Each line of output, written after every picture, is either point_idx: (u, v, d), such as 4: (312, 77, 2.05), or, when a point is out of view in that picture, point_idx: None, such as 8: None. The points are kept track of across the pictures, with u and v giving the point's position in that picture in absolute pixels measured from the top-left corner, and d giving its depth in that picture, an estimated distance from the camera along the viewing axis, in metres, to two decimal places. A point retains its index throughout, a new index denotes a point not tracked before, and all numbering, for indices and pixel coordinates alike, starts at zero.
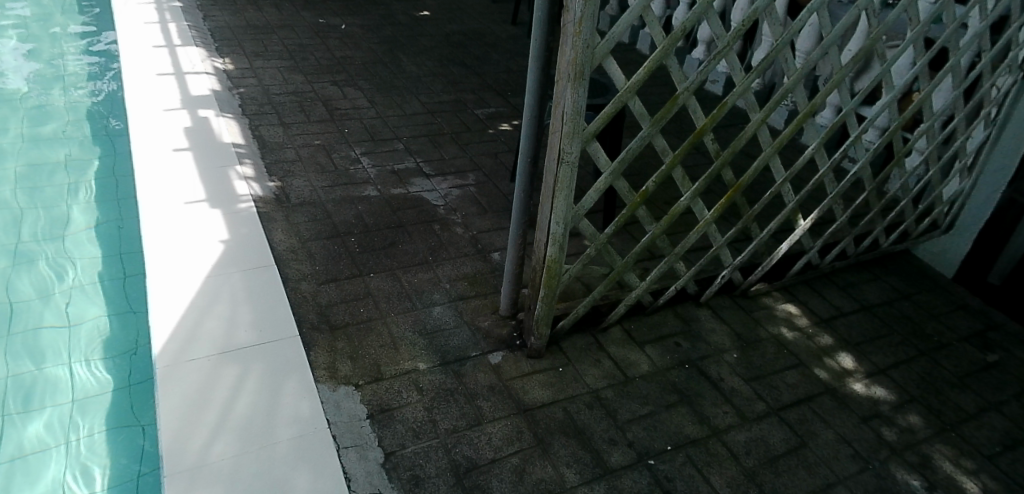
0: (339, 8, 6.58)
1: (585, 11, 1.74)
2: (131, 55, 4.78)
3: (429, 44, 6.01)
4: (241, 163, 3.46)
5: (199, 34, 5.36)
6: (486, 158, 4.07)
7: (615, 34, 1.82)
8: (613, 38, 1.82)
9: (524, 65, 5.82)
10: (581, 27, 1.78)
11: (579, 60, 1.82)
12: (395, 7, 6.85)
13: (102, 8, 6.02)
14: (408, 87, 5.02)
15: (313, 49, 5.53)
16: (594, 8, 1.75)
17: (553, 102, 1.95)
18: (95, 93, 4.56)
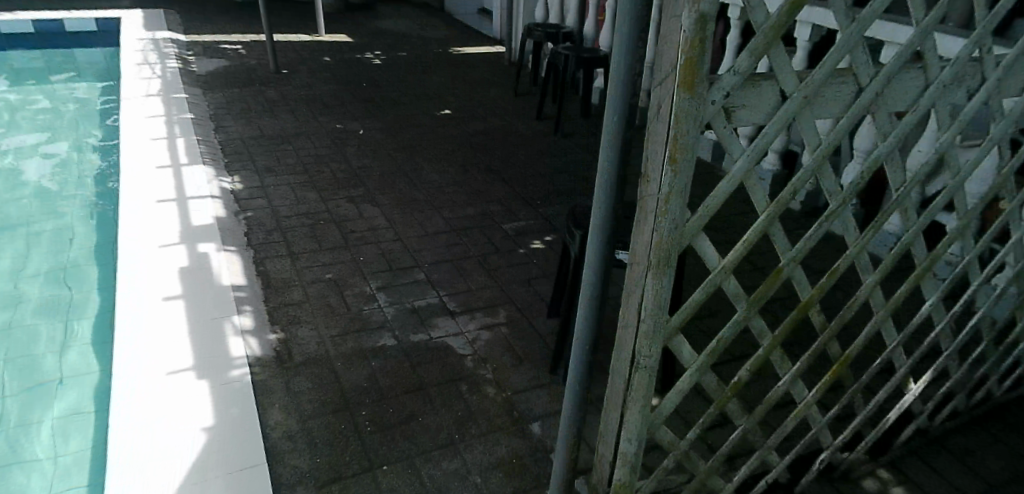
0: (358, 110, 6.31)
1: (673, 188, 1.36)
2: (132, 177, 4.51)
3: (452, 146, 5.61)
4: (239, 313, 3.10)
5: (208, 150, 5.08)
6: (518, 287, 3.56)
7: (711, 206, 1.43)
8: (710, 211, 1.43)
9: (554, 163, 5.39)
10: (668, 205, 1.40)
11: (665, 244, 1.43)
12: (416, 108, 6.55)
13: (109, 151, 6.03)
14: (428, 198, 4.59)
15: (329, 158, 5.17)
16: (684, 183, 1.38)
17: (625, 291, 1.55)
18: (91, 241, 4.49)
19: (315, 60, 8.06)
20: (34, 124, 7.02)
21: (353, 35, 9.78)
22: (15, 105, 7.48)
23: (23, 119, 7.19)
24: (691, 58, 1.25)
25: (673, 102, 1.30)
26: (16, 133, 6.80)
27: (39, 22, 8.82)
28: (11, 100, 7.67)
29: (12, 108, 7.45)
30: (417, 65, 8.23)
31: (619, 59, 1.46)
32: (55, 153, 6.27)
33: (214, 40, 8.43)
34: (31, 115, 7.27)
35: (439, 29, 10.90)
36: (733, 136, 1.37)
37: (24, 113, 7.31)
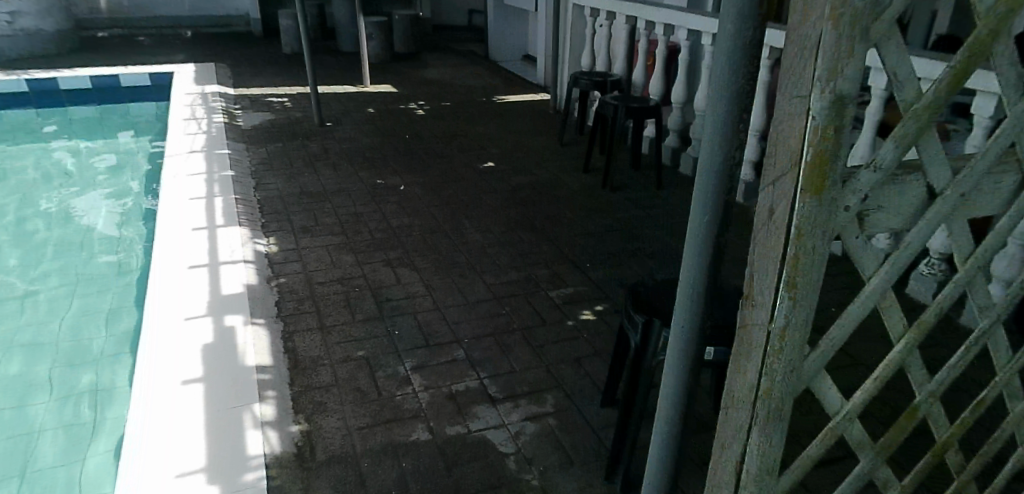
0: (400, 164, 6.13)
1: (792, 319, 1.31)
2: (165, 239, 4.35)
3: (495, 202, 5.34)
4: (261, 400, 2.87)
5: (246, 209, 4.93)
6: (567, 366, 3.22)
7: (838, 335, 1.35)
8: (837, 340, 1.35)
9: (603, 220, 5.06)
10: (784, 339, 1.34)
11: (777, 385, 1.38)
12: (459, 160, 6.33)
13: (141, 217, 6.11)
14: (470, 261, 4.31)
15: (368, 216, 4.95)
16: (806, 311, 1.32)
17: (726, 415, 1.52)
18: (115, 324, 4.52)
19: (359, 111, 7.99)
20: (86, 179, 7.07)
21: (397, 85, 9.74)
22: (70, 162, 7.54)
23: (77, 174, 7.25)
24: (821, 153, 1.18)
25: (800, 206, 1.23)
26: (68, 189, 6.84)
27: (97, 77, 8.96)
28: (66, 155, 7.77)
29: (66, 163, 7.51)
30: (460, 115, 8.07)
31: (710, 153, 1.41)
32: (106, 213, 6.25)
33: (260, 93, 8.47)
34: (85, 170, 7.34)
35: (483, 77, 10.81)
36: (865, 248, 1.30)
37: (78, 168, 7.37)
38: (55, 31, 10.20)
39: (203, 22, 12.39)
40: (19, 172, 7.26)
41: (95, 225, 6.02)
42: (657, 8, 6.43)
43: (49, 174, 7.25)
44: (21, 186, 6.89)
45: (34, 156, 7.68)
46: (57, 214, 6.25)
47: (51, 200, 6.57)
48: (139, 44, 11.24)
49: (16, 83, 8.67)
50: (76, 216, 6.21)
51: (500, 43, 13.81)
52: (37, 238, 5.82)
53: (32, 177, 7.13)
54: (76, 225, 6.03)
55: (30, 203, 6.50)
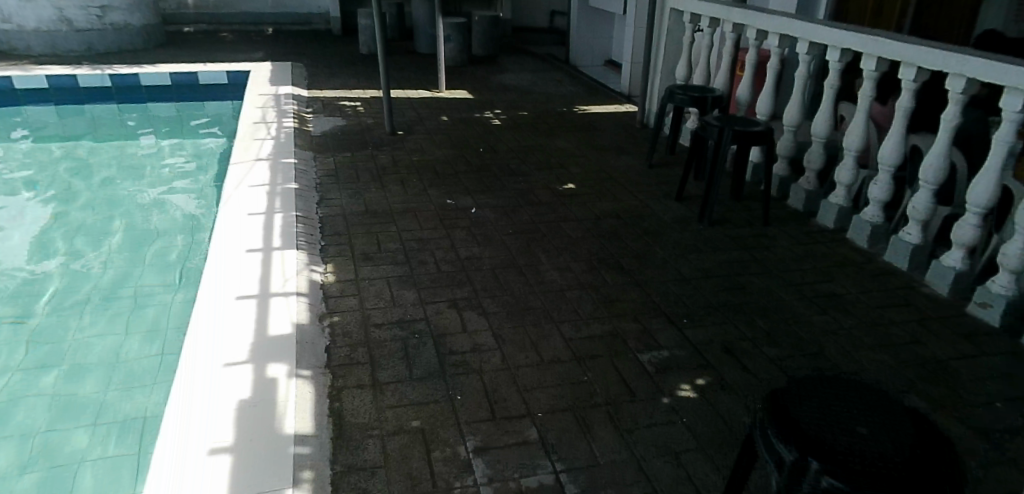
0: (473, 182, 5.66)
1: None
2: (215, 262, 3.96)
3: (575, 232, 4.78)
4: (295, 486, 2.43)
5: (307, 228, 4.53)
6: (665, 468, 2.63)
7: None
8: None
9: (699, 261, 4.42)
10: None
11: None
12: (537, 181, 5.81)
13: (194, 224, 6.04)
14: (546, 307, 3.76)
15: (434, 243, 4.47)
16: None
17: None
18: (153, 345, 4.42)
19: (432, 120, 7.59)
20: (165, 181, 6.95)
21: (474, 90, 9.30)
22: (149, 163, 7.44)
23: (159, 174, 7.16)
24: None
25: None
26: (149, 192, 6.74)
27: (177, 74, 8.87)
28: (147, 153, 7.68)
29: (146, 163, 7.42)
30: (539, 127, 7.55)
31: None
32: (183, 223, 6.08)
33: (334, 96, 8.20)
34: (165, 171, 7.24)
35: (563, 83, 10.24)
36: None
37: (161, 168, 7.28)
38: (141, 26, 10.22)
39: (285, 19, 12.31)
40: (106, 170, 7.24)
41: (175, 233, 5.90)
42: (771, 16, 5.70)
43: (133, 173, 7.19)
44: (108, 186, 6.87)
45: (116, 154, 7.63)
46: (138, 220, 6.15)
47: (134, 203, 6.49)
48: (222, 40, 11.23)
49: (100, 79, 8.64)
50: (152, 221, 6.12)
51: (583, 47, 13.18)
52: (123, 244, 5.75)
53: (118, 176, 7.10)
54: (157, 232, 5.91)
55: (117, 204, 6.47)
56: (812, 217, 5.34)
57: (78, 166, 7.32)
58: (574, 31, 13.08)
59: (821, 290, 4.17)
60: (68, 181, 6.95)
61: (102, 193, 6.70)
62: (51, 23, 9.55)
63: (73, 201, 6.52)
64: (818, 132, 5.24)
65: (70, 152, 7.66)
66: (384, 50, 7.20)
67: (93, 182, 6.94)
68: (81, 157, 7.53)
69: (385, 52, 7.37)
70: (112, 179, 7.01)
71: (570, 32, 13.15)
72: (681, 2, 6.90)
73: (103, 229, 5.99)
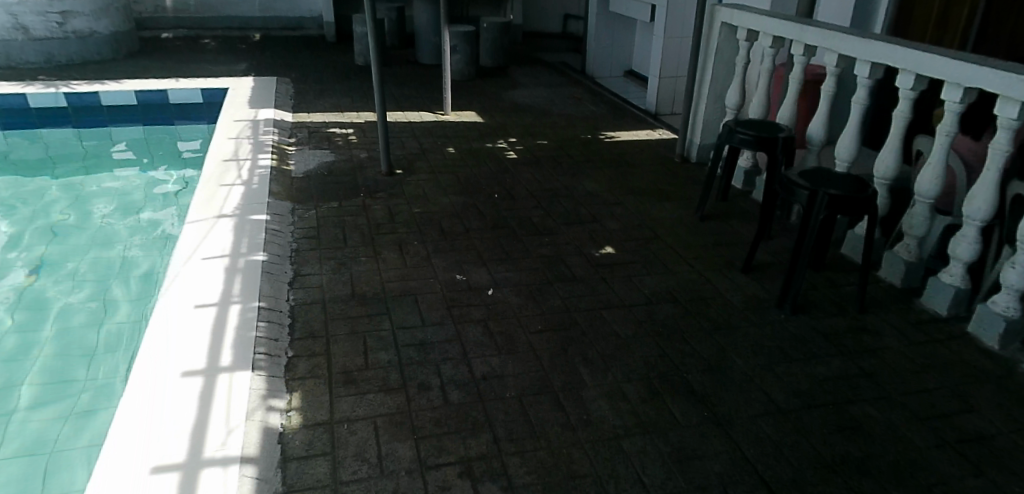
0: (487, 246, 4.61)
1: None
2: (135, 400, 2.95)
3: (622, 326, 3.69)
4: None
5: (268, 330, 3.44)
6: None
7: None
8: None
9: (791, 374, 3.31)
10: None
11: None
12: (568, 242, 4.74)
13: (147, 281, 5.10)
14: (595, 470, 2.66)
15: (439, 350, 3.40)
16: None
17: None
18: (60, 463, 3.47)
19: (435, 154, 6.57)
20: (124, 221, 5.98)
21: (484, 112, 8.22)
22: (113, 197, 6.42)
23: (145, 214, 6.10)
24: None
25: None
26: (128, 238, 5.70)
27: (143, 92, 7.80)
28: (131, 186, 6.62)
29: (128, 199, 6.36)
30: (562, 163, 6.50)
31: None
32: (143, 283, 5.08)
33: (323, 122, 7.17)
34: (151, 210, 6.17)
35: (581, 101, 9.16)
36: None
37: (151, 206, 6.22)
38: (109, 34, 9.14)
39: (274, 24, 11.19)
40: (84, 209, 6.18)
41: (129, 295, 4.94)
42: (863, 38, 4.53)
43: (119, 211, 6.13)
44: (89, 231, 5.81)
45: (92, 188, 6.57)
46: (89, 276, 5.18)
47: (120, 253, 5.46)
48: (203, 48, 10.14)
49: (53, 97, 7.56)
50: (97, 275, 5.20)
51: (601, 55, 12.04)
52: (111, 314, 4.73)
53: (97, 217, 6.03)
54: (106, 294, 4.96)
55: (100, 257, 5.43)
56: (915, 295, 4.23)
57: (49, 205, 6.25)
58: (592, 38, 11.92)
59: (965, 428, 3.04)
60: (38, 227, 5.87)
61: (81, 241, 5.65)
62: (5, 31, 8.45)
63: (44, 255, 5.46)
64: (925, 191, 4.08)
65: (36, 188, 6.56)
66: (377, 63, 6.12)
67: (69, 227, 5.87)
68: (52, 195, 6.45)
69: (379, 69, 6.33)
70: (94, 221, 5.97)
71: (588, 41, 12.03)
72: (738, 15, 5.78)
73: (84, 293, 4.97)
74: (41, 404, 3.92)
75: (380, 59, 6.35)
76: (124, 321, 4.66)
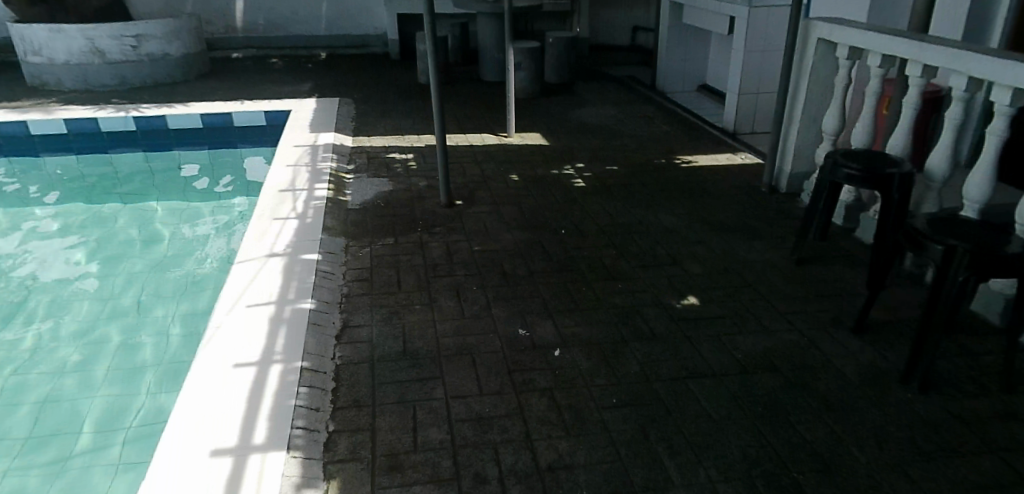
0: (553, 293, 4.14)
1: None
2: (160, 483, 2.63)
3: (712, 405, 3.17)
4: None
5: (310, 400, 3.07)
6: None
7: None
8: None
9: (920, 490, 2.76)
10: None
11: None
12: (645, 289, 4.21)
13: (195, 321, 4.94)
14: None
15: (498, 429, 2.97)
16: None
17: None
18: None
19: (497, 181, 6.17)
20: (181, 251, 5.87)
21: (550, 133, 7.78)
22: (172, 224, 6.32)
23: (206, 244, 5.97)
24: None
25: None
26: (182, 270, 5.58)
27: (208, 115, 7.69)
28: (194, 212, 6.52)
29: (186, 227, 6.24)
30: (637, 193, 5.96)
31: None
32: (192, 322, 4.92)
33: (383, 145, 6.95)
34: (212, 239, 6.04)
35: (652, 120, 8.60)
36: None
37: (213, 235, 6.10)
38: (181, 55, 9.13)
39: (339, 42, 11.08)
40: (148, 237, 6.10)
41: (176, 335, 4.79)
42: (1002, 59, 3.83)
43: (181, 240, 6.03)
44: (150, 262, 5.72)
45: (156, 214, 6.50)
46: (138, 312, 5.06)
47: (179, 287, 5.34)
48: (269, 67, 10.08)
49: (122, 121, 7.55)
50: (147, 311, 5.07)
51: (673, 70, 11.42)
52: (166, 354, 4.58)
53: (160, 247, 5.94)
54: (154, 333, 4.81)
55: (160, 290, 5.32)
56: None
57: (114, 232, 6.19)
58: (664, 52, 11.31)
59: None
60: (101, 257, 5.81)
61: (142, 273, 5.56)
62: (82, 56, 8.54)
63: (106, 287, 5.38)
64: None
65: (102, 213, 6.52)
66: (437, 88, 5.73)
67: (132, 258, 5.79)
68: (116, 220, 6.40)
69: (439, 93, 5.92)
70: (156, 250, 5.88)
71: (659, 54, 11.43)
72: (839, 31, 5.11)
73: (142, 330, 4.84)
74: (73, 456, 3.75)
75: (440, 83, 5.97)
76: (169, 363, 4.50)
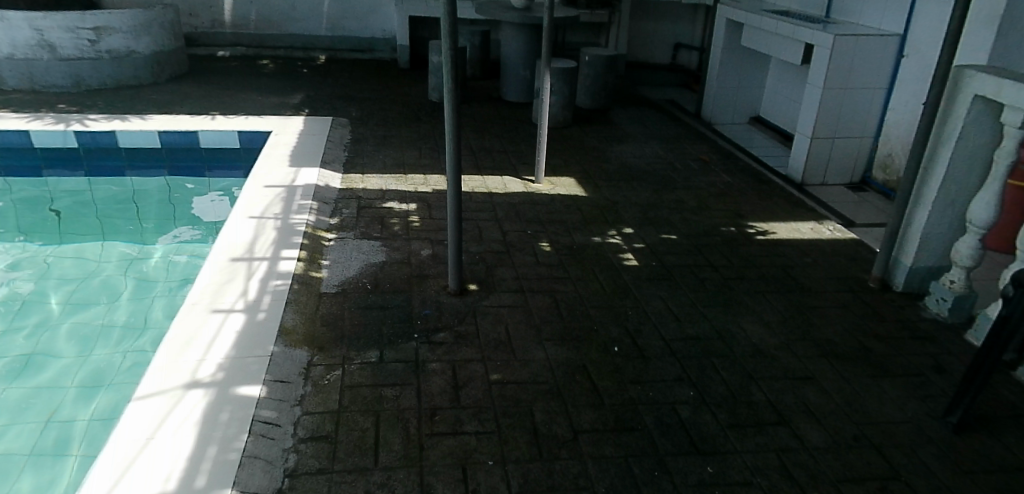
0: (607, 478, 2.72)
1: None
2: None
3: None
4: None
5: None
6: None
7: None
8: None
9: None
10: None
11: None
12: (749, 482, 2.78)
13: (103, 429, 3.75)
14: None
15: None
16: None
17: None
18: None
19: (521, 253, 4.75)
20: (114, 318, 4.67)
21: (586, 179, 6.37)
22: (117, 276, 5.11)
23: (155, 311, 4.75)
24: None
25: None
26: (108, 347, 4.39)
27: (168, 132, 6.37)
28: (148, 263, 5.30)
29: (132, 284, 5.03)
30: (707, 280, 4.52)
31: None
32: (97, 430, 3.73)
33: (380, 189, 5.60)
34: (163, 307, 4.81)
35: (709, 164, 7.11)
36: None
37: (165, 299, 4.86)
38: (149, 54, 7.77)
39: (342, 45, 9.67)
40: (86, 298, 4.88)
41: (70, 450, 3.60)
42: None
43: (125, 305, 4.81)
44: (80, 337, 4.50)
45: (102, 261, 5.30)
46: (35, 409, 3.88)
47: (99, 376, 4.14)
48: (258, 71, 8.69)
49: (61, 136, 6.20)
50: (46, 407, 3.90)
51: (724, 99, 9.78)
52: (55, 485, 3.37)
53: (96, 314, 4.71)
54: (43, 443, 3.64)
55: (82, 382, 4.11)
56: None
57: (44, 288, 4.97)
58: (715, 78, 9.67)
59: None
60: (20, 326, 4.60)
61: (67, 354, 4.35)
62: (29, 49, 7.20)
63: (16, 374, 4.17)
64: None
65: (36, 259, 5.29)
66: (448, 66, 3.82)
67: (59, 329, 4.57)
68: (50, 270, 5.16)
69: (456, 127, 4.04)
70: (91, 320, 4.65)
71: (708, 81, 9.82)
72: (1012, 90, 3.73)
73: (35, 441, 3.65)
74: None
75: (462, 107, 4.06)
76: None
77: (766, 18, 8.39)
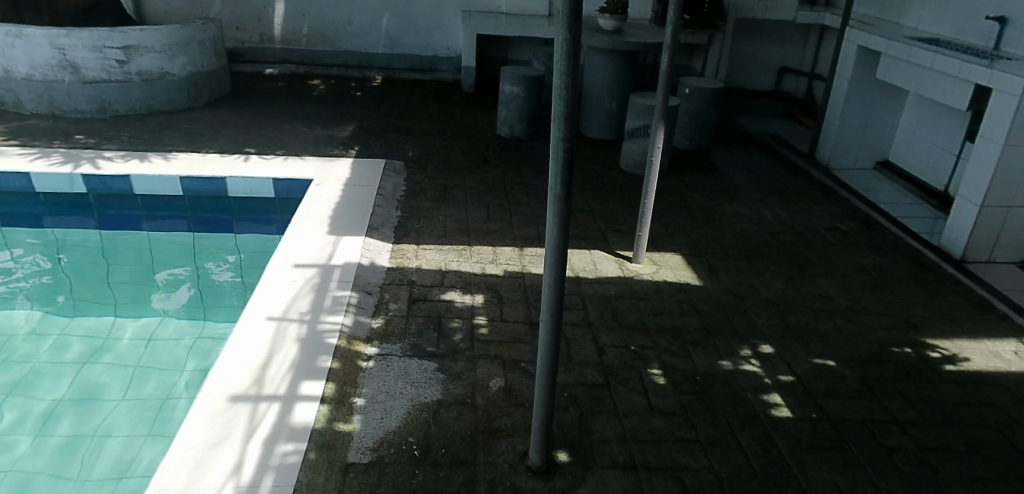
0: None
1: None
2: None
3: None
4: None
5: None
6: None
7: None
8: None
9: None
10: None
11: None
12: None
13: None
14: None
15: None
16: None
17: None
18: None
19: (625, 388, 3.46)
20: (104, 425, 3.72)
21: (696, 256, 5.00)
22: (121, 362, 4.19)
23: (156, 416, 3.79)
24: None
25: None
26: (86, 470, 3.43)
27: (190, 178, 5.33)
28: (159, 345, 4.36)
29: (135, 375, 4.08)
30: (896, 454, 3.20)
31: None
32: None
33: (436, 270, 4.37)
34: (166, 409, 3.85)
35: (849, 236, 5.64)
36: None
37: (172, 398, 3.90)
38: (186, 76, 6.79)
39: (401, 63, 8.54)
40: (76, 394, 3.91)
41: None
42: None
43: (125, 404, 3.85)
44: (60, 452, 3.55)
45: (108, 339, 4.39)
46: None
47: None
48: (308, 95, 7.63)
49: (68, 180, 5.24)
50: None
51: (847, 139, 8.04)
52: None
53: (86, 418, 3.75)
54: None
55: None
56: None
57: (30, 376, 4.03)
58: (838, 113, 7.93)
59: None
60: None
61: (44, 479, 3.39)
62: (49, 69, 6.28)
63: None
64: None
65: (25, 340, 4.34)
66: (553, 150, 2.32)
67: (37, 440, 3.61)
68: (41, 354, 4.23)
69: (561, 243, 2.44)
70: (79, 427, 3.70)
71: (828, 116, 8.07)
72: None
73: None
74: None
75: (568, 213, 2.39)
76: None
77: (915, 49, 6.76)
